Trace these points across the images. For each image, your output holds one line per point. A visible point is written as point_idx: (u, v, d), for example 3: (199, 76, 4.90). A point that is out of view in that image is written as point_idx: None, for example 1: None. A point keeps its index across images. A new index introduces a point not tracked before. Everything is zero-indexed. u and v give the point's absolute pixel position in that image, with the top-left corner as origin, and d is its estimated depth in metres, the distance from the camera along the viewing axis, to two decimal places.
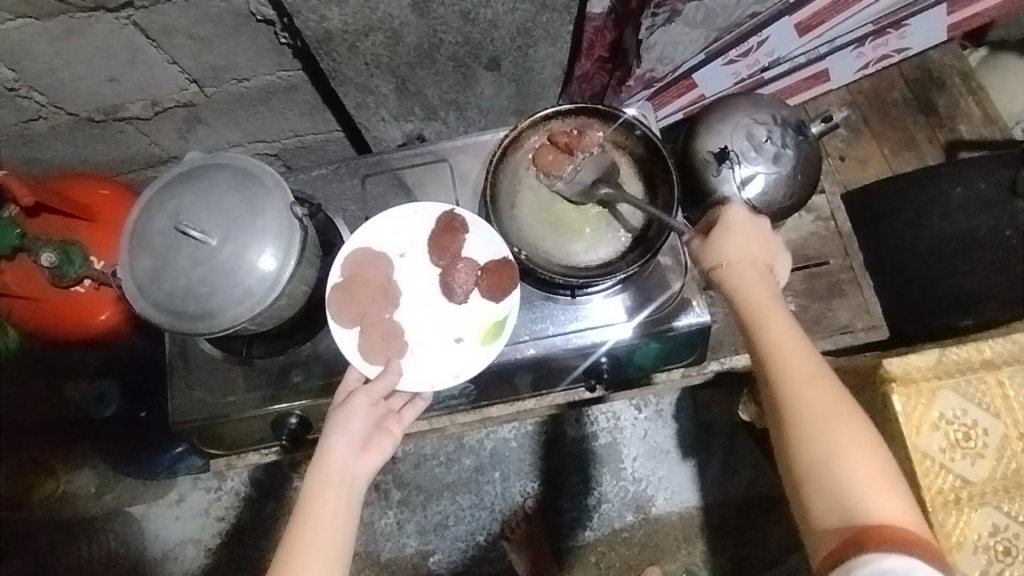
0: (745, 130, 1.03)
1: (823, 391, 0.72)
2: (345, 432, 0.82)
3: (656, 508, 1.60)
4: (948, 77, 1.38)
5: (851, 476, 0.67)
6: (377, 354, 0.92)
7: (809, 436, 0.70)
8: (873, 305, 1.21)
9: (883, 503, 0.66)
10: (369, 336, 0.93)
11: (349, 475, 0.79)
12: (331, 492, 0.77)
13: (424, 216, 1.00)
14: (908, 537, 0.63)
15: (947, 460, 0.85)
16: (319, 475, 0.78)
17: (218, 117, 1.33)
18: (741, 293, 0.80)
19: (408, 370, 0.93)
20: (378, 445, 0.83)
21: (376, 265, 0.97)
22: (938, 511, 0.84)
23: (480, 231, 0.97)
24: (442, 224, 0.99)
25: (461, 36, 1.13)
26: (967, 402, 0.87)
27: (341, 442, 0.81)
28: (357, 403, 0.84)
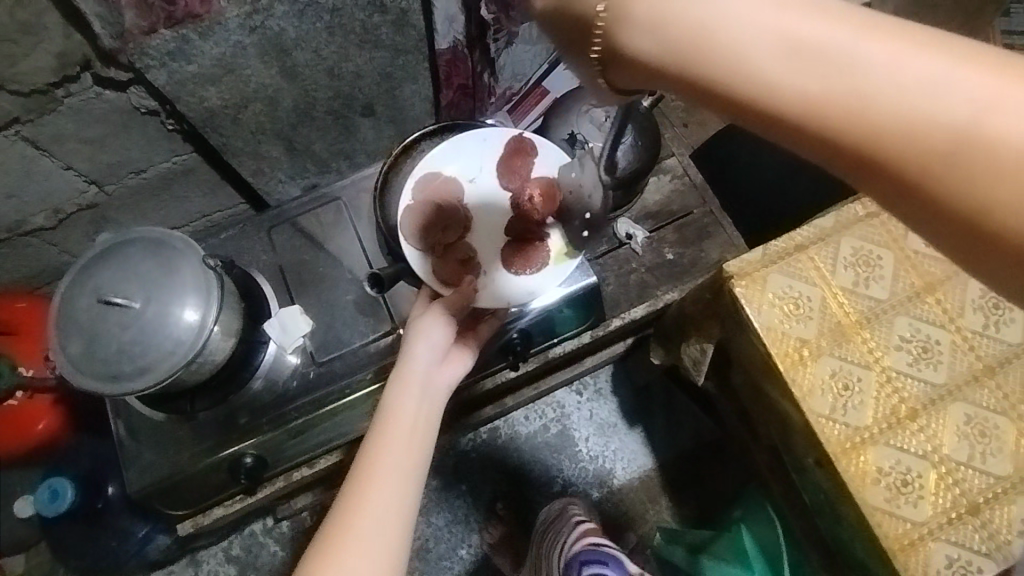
0: (587, 115, 1.19)
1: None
2: (428, 342, 0.92)
3: (618, 480, 1.71)
4: None
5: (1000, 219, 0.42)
6: (452, 275, 1.05)
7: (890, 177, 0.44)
8: (737, 238, 1.27)
9: None
10: (447, 260, 1.06)
11: (428, 380, 0.90)
12: (412, 395, 0.86)
13: (493, 142, 1.13)
14: None
15: (789, 330, 0.83)
16: (405, 376, 0.88)
17: (123, 212, 1.41)
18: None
19: (482, 289, 1.05)
20: (456, 358, 0.95)
21: (449, 189, 1.09)
22: (791, 372, 0.82)
23: (546, 153, 1.11)
24: (511, 149, 1.11)
25: (332, 91, 1.27)
26: (793, 280, 0.85)
27: (426, 351, 0.91)
28: (437, 314, 0.95)
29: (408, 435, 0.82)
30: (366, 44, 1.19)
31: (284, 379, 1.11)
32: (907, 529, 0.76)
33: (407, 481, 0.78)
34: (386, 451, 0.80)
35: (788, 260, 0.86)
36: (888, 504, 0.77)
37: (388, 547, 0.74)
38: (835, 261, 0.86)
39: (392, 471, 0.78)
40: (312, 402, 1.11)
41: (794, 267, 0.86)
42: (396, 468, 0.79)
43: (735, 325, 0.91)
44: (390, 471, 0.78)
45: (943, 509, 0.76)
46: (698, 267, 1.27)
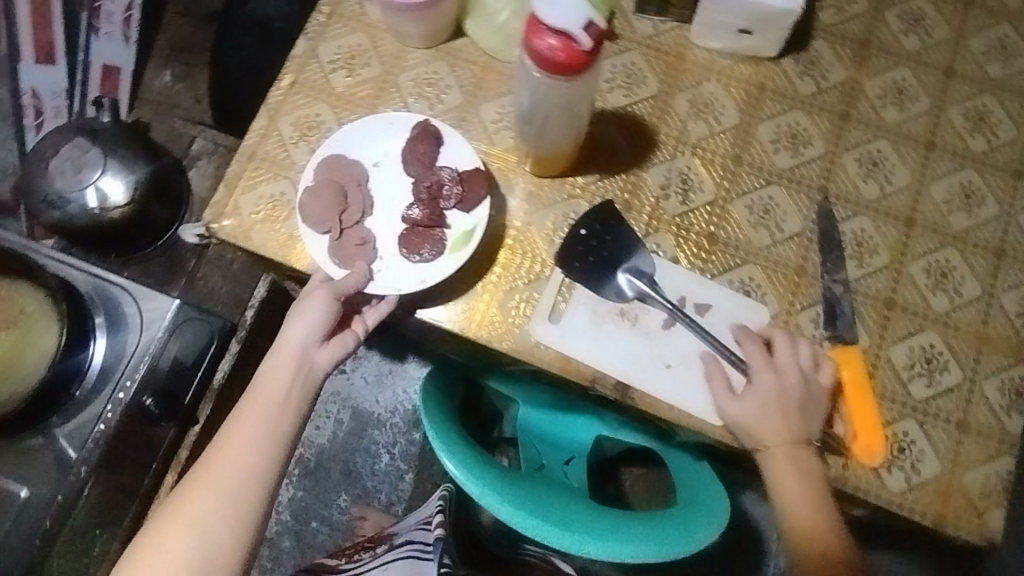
0: (62, 166, 1.11)
1: (814, 496, 0.74)
2: (305, 321, 0.77)
3: None
4: None
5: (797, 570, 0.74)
6: (351, 264, 0.80)
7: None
8: None
9: None
10: (340, 244, 0.81)
11: (303, 364, 0.77)
12: (285, 379, 0.76)
13: (400, 125, 0.84)
14: None
15: (283, 230, 0.84)
16: (280, 355, 0.77)
17: None
18: (752, 437, 0.77)
19: (380, 277, 0.80)
20: (339, 340, 0.79)
21: (343, 167, 0.83)
22: (307, 262, 0.83)
23: (452, 143, 0.83)
24: (414, 134, 0.83)
25: None
26: (261, 188, 0.85)
27: (299, 328, 0.77)
28: (317, 293, 0.77)
29: (258, 442, 0.74)
30: None
31: None
32: (472, 306, 0.82)
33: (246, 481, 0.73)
34: (231, 457, 0.73)
35: (247, 175, 0.85)
36: (445, 303, 0.82)
37: (211, 543, 0.71)
38: (286, 146, 0.86)
39: (231, 479, 0.72)
40: None
41: (258, 177, 0.85)
42: (236, 474, 0.72)
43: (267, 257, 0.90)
44: (230, 476, 0.72)
45: (485, 271, 0.83)
46: None
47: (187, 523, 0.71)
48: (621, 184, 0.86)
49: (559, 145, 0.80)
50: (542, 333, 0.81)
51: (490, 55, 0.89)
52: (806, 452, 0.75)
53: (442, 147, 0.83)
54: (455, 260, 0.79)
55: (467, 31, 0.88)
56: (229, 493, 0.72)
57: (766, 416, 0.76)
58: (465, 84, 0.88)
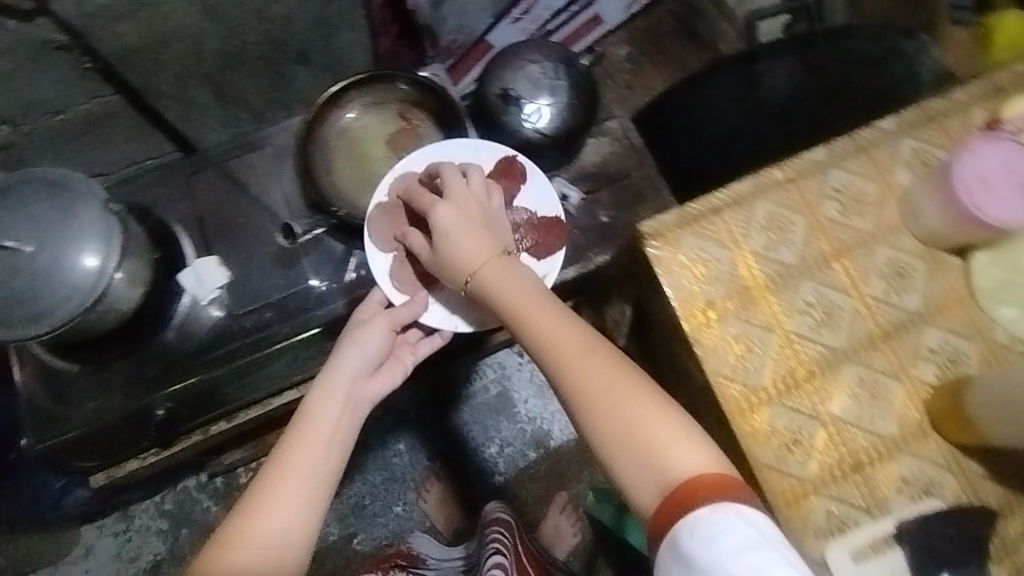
0: (522, 71, 1.15)
1: (548, 318, 0.82)
2: (362, 354, 0.95)
3: (554, 441, 1.73)
4: (703, 6, 1.53)
5: (663, 449, 0.72)
6: (408, 285, 1.01)
7: (620, 433, 0.74)
8: (671, 204, 1.29)
9: (686, 458, 0.71)
10: (401, 263, 1.01)
11: (355, 391, 0.93)
12: (334, 409, 0.90)
13: (485, 153, 1.04)
14: (703, 486, 0.68)
15: (694, 288, 0.84)
16: (331, 382, 0.92)
17: (44, 155, 1.37)
18: (466, 267, 0.88)
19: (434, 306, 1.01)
20: (390, 371, 0.99)
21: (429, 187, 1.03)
22: (693, 330, 0.82)
23: (539, 187, 1.07)
24: (501, 167, 1.06)
25: (261, 34, 1.23)
26: (703, 241, 0.85)
27: (354, 359, 0.95)
28: (377, 326, 0.96)
29: (321, 440, 0.87)
30: None
31: (197, 333, 1.07)
32: (792, 484, 0.78)
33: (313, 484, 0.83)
34: (293, 450, 0.85)
35: (700, 224, 0.86)
36: (773, 460, 0.79)
37: (279, 540, 0.79)
38: (748, 225, 0.86)
39: (297, 470, 0.84)
40: (229, 354, 1.07)
41: (708, 230, 0.86)
42: (303, 468, 0.84)
43: (648, 287, 0.90)
44: (297, 468, 0.84)
45: (828, 466, 0.79)
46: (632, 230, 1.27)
47: (258, 510, 0.81)
48: (1004, 500, 0.78)
49: (999, 433, 0.72)
50: (836, 560, 0.76)
51: (974, 294, 0.83)
52: (506, 270, 0.87)
53: (524, 185, 1.06)
54: None
55: (973, 257, 0.83)
56: (304, 489, 0.83)
57: (470, 235, 0.89)
58: (932, 298, 0.84)
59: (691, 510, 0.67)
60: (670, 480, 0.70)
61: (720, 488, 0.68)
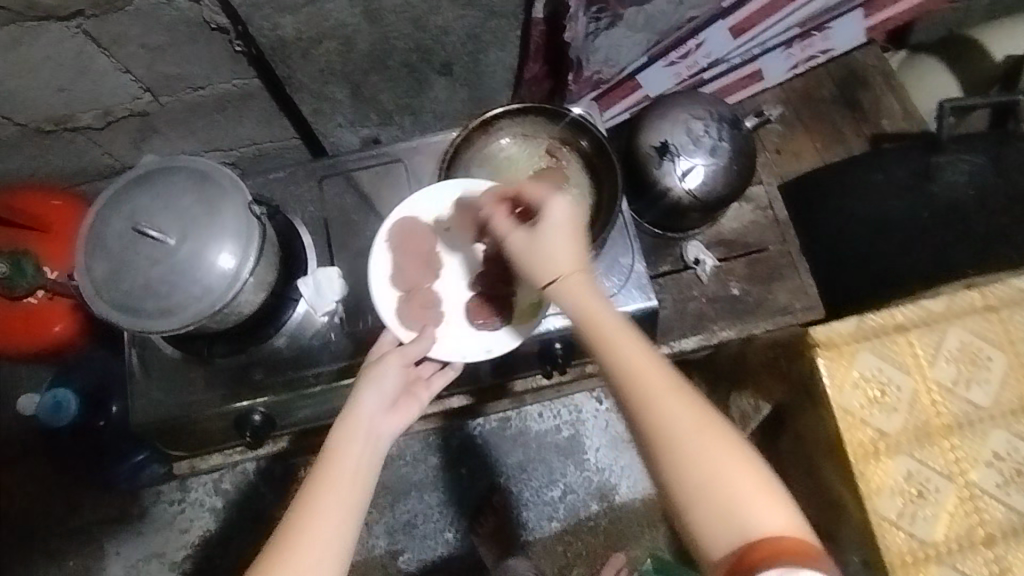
0: (684, 125, 1.08)
1: (626, 342, 0.71)
2: (378, 389, 0.85)
3: (619, 496, 1.64)
4: (871, 77, 1.39)
5: (744, 505, 0.65)
6: (413, 320, 0.95)
7: (711, 482, 0.65)
8: (810, 288, 1.20)
9: (760, 515, 0.64)
10: (408, 302, 0.95)
11: (374, 429, 0.82)
12: (356, 446, 0.78)
13: (463, 189, 1.00)
14: (778, 550, 0.61)
15: (866, 415, 0.74)
16: (349, 421, 0.81)
17: (173, 127, 1.36)
18: (546, 274, 0.78)
19: (441, 340, 0.95)
20: (407, 406, 0.87)
21: (419, 235, 0.99)
22: (858, 463, 0.73)
23: None
24: (490, 200, 0.98)
25: (412, 42, 1.17)
26: (884, 362, 0.76)
27: (373, 397, 0.85)
28: (389, 363, 0.88)
29: (348, 480, 0.75)
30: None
31: (307, 347, 1.03)
32: None
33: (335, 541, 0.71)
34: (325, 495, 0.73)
35: (880, 339, 0.76)
36: None
37: None
38: (937, 353, 0.76)
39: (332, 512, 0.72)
40: (332, 371, 1.02)
41: (887, 350, 0.76)
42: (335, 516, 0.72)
43: (805, 398, 0.82)
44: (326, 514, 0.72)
45: None
46: (762, 308, 1.19)
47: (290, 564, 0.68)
48: None
49: None
50: None
51: None
52: (593, 287, 0.77)
53: None
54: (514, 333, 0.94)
55: None
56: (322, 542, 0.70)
57: (561, 241, 0.79)
58: None
59: (764, 568, 0.61)
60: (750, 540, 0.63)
61: (791, 552, 0.61)
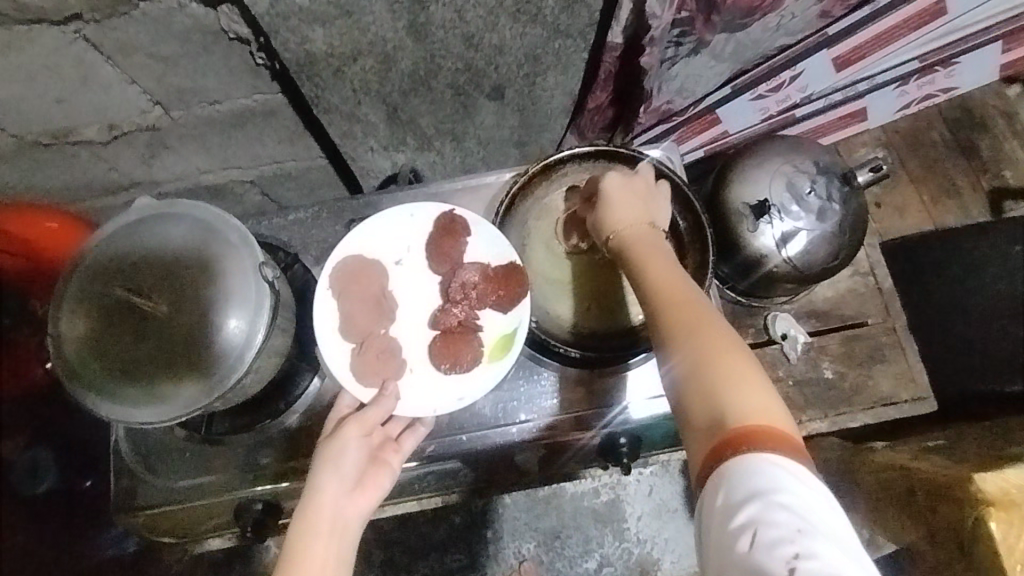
0: (785, 178, 0.90)
1: (659, 261, 0.67)
2: (337, 472, 0.69)
3: (662, 573, 1.42)
4: (991, 118, 1.18)
5: (729, 389, 0.56)
6: (371, 375, 0.78)
7: (695, 363, 0.58)
8: (918, 373, 0.99)
9: (743, 395, 0.55)
10: (363, 354, 0.79)
11: (338, 522, 0.66)
12: (317, 550, 0.63)
13: (422, 218, 0.85)
14: (759, 435, 0.52)
15: None
16: (305, 521, 0.65)
17: (186, 143, 1.20)
18: (607, 228, 0.74)
19: (403, 395, 0.79)
20: (377, 480, 0.71)
21: (368, 274, 0.82)
22: None
23: (485, 233, 0.83)
24: (441, 226, 0.85)
25: (461, 62, 0.98)
26: None
27: (332, 482, 0.68)
28: (347, 436, 0.72)
29: None
30: (522, 15, 0.90)
31: (325, 423, 0.87)
32: None
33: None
34: None
35: None
36: None
37: None
38: None
39: None
40: None
41: None
42: None
43: (957, 556, 0.64)
44: None
45: None
46: (861, 396, 0.99)
47: None
48: None
49: None
50: None
51: None
52: (657, 240, 0.72)
53: (471, 238, 0.83)
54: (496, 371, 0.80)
55: None
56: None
57: (627, 199, 0.75)
58: None
59: (736, 452, 0.52)
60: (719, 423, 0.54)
61: (774, 444, 0.52)
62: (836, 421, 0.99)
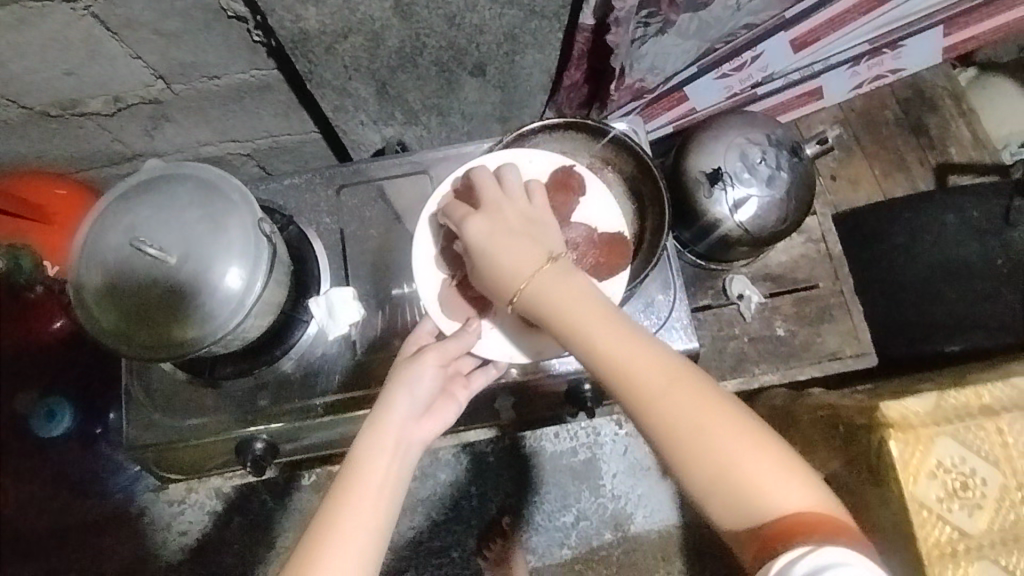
0: (738, 150, 0.98)
1: (602, 329, 0.64)
2: (410, 393, 0.75)
3: (634, 526, 1.50)
4: (940, 98, 1.32)
5: (749, 479, 0.58)
6: (458, 311, 0.85)
7: (718, 471, 0.58)
8: (862, 331, 1.11)
9: (776, 489, 0.57)
10: (454, 287, 0.86)
11: (406, 439, 0.72)
12: (382, 457, 0.70)
13: (541, 165, 0.89)
14: (806, 526, 0.55)
15: (945, 510, 0.65)
16: (375, 431, 0.71)
17: (186, 115, 1.27)
18: (505, 290, 0.69)
19: (488, 335, 0.84)
20: (444, 408, 0.77)
21: None
22: (933, 565, 0.64)
23: (597, 196, 0.88)
24: (557, 179, 0.88)
25: (445, 40, 1.06)
26: (966, 450, 0.66)
27: (405, 400, 0.74)
28: (426, 362, 0.77)
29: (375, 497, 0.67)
30: None
31: (319, 368, 0.96)
32: None
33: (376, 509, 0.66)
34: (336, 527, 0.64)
35: (964, 422, 0.67)
36: None
37: None
38: None
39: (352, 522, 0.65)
40: (341, 401, 0.95)
41: (972, 437, 0.66)
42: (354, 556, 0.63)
43: (868, 475, 0.74)
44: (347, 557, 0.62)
45: None
46: (808, 352, 1.11)
47: None
48: None
49: None
50: None
51: None
52: (563, 277, 0.67)
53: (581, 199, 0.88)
54: None
55: None
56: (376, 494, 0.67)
57: (509, 245, 0.69)
58: None
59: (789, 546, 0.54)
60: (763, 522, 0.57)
61: (821, 529, 0.55)
62: (784, 374, 1.10)
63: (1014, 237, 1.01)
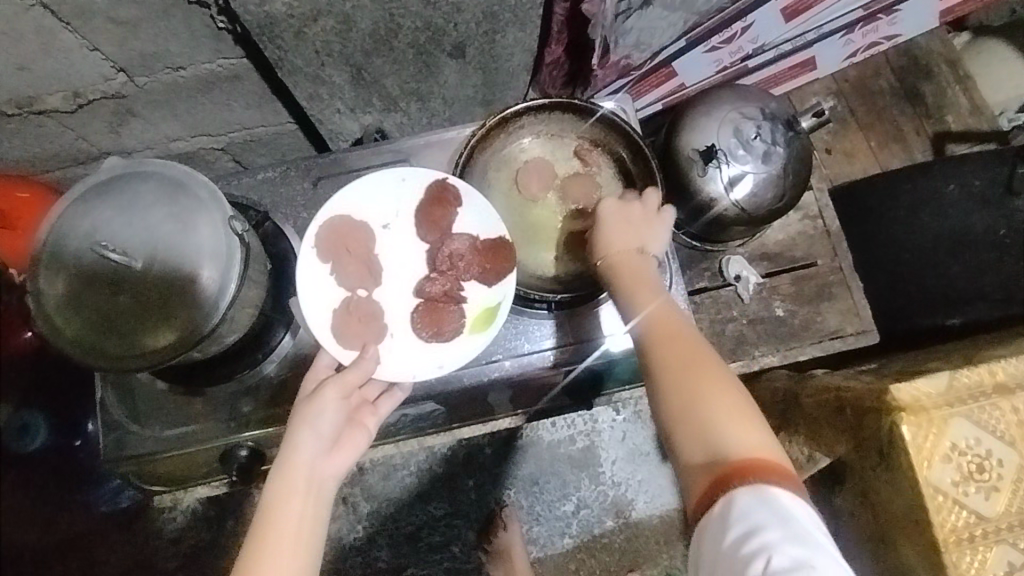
0: (732, 125, 0.95)
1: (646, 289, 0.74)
2: (314, 433, 0.70)
3: (636, 512, 1.48)
4: (934, 64, 1.28)
5: (720, 422, 0.64)
6: (352, 338, 0.81)
7: (691, 411, 0.65)
8: (862, 308, 1.09)
9: (739, 438, 0.63)
10: (346, 316, 0.82)
11: (316, 480, 0.67)
12: (295, 506, 0.65)
13: (413, 182, 0.88)
14: (757, 471, 0.61)
15: (960, 494, 0.63)
16: (283, 478, 0.66)
17: (153, 109, 1.21)
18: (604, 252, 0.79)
19: (386, 357, 0.81)
20: (353, 441, 0.72)
21: (355, 237, 0.85)
22: (949, 551, 0.62)
23: (473, 204, 0.86)
24: (431, 195, 0.87)
25: (421, 21, 1.00)
26: (982, 431, 0.63)
27: (308, 441, 0.69)
28: (327, 396, 0.72)
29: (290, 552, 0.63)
30: None
31: (303, 370, 0.92)
32: None
33: (300, 547, 0.63)
34: None
35: (979, 402, 0.64)
36: None
37: None
38: None
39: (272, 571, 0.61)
40: None
41: (987, 417, 0.64)
42: None
43: (878, 458, 0.71)
44: None
45: None
46: (808, 331, 1.08)
47: None
48: None
49: None
50: None
51: None
52: (643, 263, 0.77)
53: (461, 208, 0.86)
54: (473, 342, 0.83)
55: None
56: (293, 539, 0.63)
57: (625, 223, 0.80)
58: None
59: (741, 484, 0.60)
60: (718, 458, 0.62)
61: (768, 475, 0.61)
62: (785, 354, 1.07)
63: (1019, 206, 0.99)
